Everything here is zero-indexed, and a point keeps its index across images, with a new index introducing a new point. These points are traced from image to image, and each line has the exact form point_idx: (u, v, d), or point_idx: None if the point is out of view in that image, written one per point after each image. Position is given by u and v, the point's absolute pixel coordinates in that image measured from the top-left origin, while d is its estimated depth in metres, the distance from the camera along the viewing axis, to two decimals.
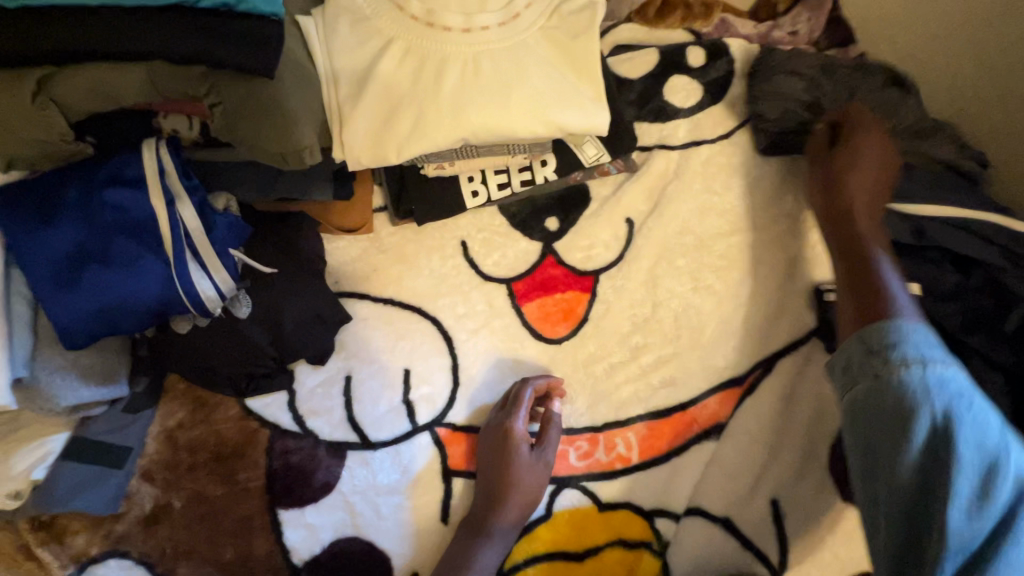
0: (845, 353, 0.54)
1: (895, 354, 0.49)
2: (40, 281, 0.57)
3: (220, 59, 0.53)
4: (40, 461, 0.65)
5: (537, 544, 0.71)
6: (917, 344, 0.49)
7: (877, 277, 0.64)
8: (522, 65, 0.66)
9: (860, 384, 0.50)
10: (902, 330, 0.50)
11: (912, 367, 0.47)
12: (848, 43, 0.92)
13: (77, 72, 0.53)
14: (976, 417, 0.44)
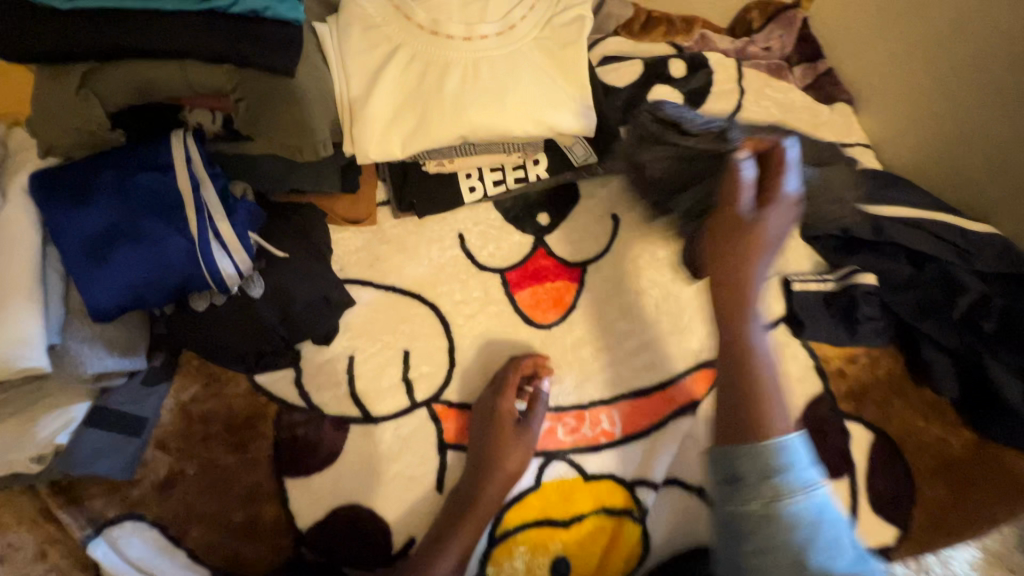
0: (733, 462, 0.53)
1: (784, 481, 0.50)
2: (76, 256, 0.62)
3: (248, 58, 0.60)
4: (63, 427, 0.69)
5: (526, 511, 0.76)
6: (803, 467, 0.51)
7: (758, 392, 0.54)
8: (517, 71, 0.73)
9: (751, 509, 0.51)
10: (793, 454, 0.51)
11: (800, 497, 0.50)
12: (816, 58, 1.02)
13: (120, 69, 0.60)
14: (840, 536, 0.50)
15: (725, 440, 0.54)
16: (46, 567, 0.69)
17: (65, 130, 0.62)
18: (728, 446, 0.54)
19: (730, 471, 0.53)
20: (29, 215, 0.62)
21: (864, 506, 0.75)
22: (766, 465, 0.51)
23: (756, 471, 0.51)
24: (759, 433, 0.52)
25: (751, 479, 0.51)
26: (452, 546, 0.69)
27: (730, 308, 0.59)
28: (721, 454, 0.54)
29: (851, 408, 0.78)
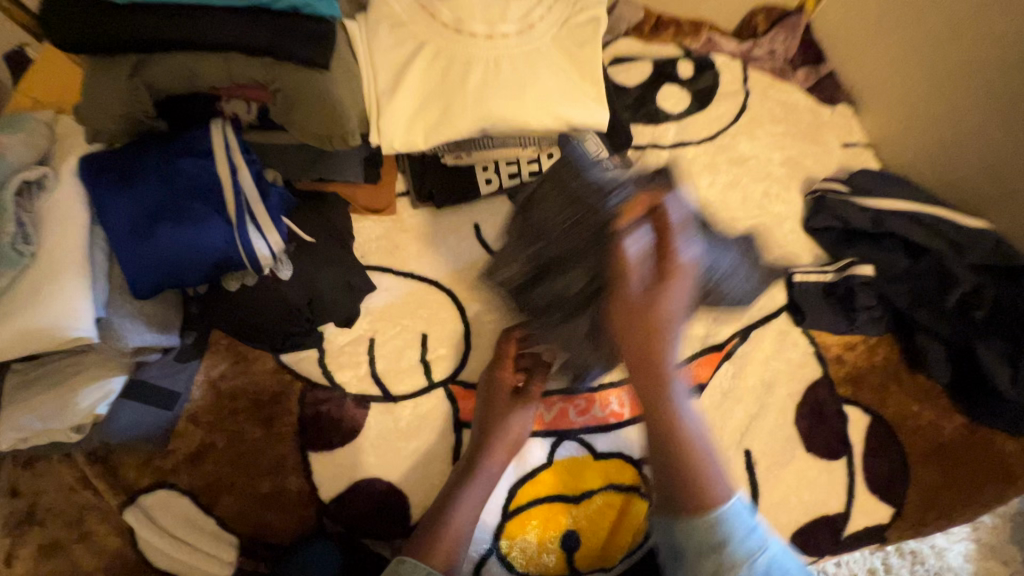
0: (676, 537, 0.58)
1: (732, 554, 0.54)
2: (121, 234, 0.66)
3: (290, 53, 0.65)
4: (102, 399, 0.71)
5: (539, 487, 0.79)
6: (744, 538, 0.55)
7: (695, 464, 0.57)
8: (536, 69, 0.77)
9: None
10: (732, 526, 0.55)
11: (751, 565, 0.54)
12: (818, 62, 1.06)
13: (171, 58, 0.64)
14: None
15: (671, 513, 0.58)
16: (82, 532, 0.73)
17: (112, 116, 0.66)
18: (672, 521, 0.58)
19: (676, 546, 0.58)
20: (76, 193, 0.66)
21: (860, 486, 0.79)
22: (709, 542, 0.55)
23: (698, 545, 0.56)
24: (699, 507, 0.56)
25: (694, 551, 0.56)
26: (458, 513, 0.67)
27: (649, 393, 0.59)
28: (662, 527, 0.59)
29: (849, 392, 0.82)
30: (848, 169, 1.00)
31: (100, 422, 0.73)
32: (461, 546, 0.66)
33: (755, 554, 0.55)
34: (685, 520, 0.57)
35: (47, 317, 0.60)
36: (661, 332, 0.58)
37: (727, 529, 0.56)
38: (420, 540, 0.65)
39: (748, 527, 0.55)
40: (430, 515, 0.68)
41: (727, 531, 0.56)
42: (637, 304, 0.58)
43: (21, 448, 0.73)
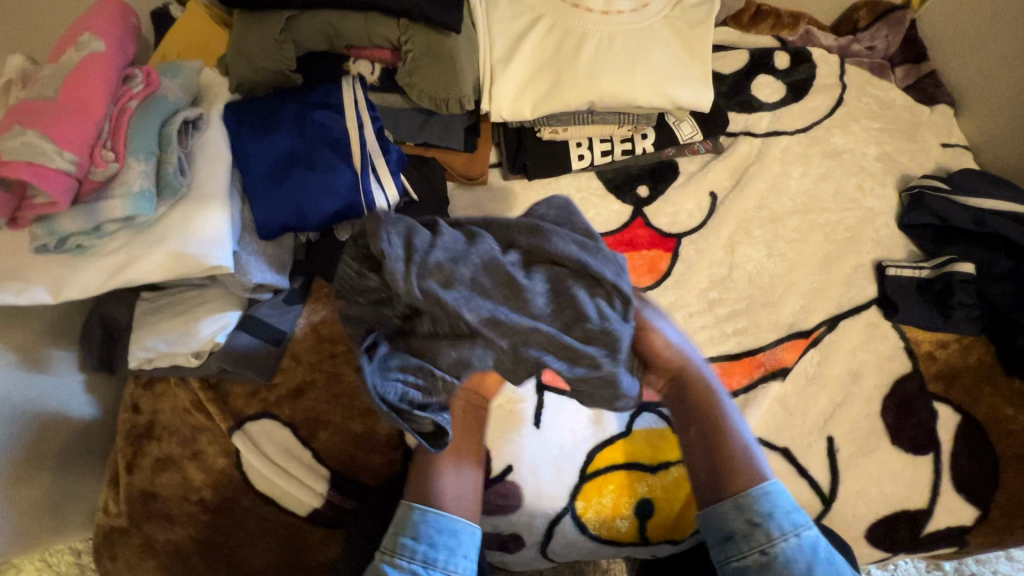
0: (723, 520, 0.65)
1: (773, 527, 0.62)
2: (258, 176, 0.73)
3: (431, 16, 0.72)
4: (221, 329, 0.76)
5: (617, 454, 0.80)
6: (785, 512, 0.64)
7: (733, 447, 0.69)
8: (646, 45, 0.82)
9: (750, 557, 0.62)
10: (773, 502, 0.64)
11: (789, 537, 0.62)
12: (921, 60, 1.04)
13: (314, 17, 0.73)
14: (812, 531, 0.63)
15: (716, 501, 0.66)
16: (195, 450, 0.79)
17: (256, 69, 0.75)
18: (718, 506, 0.66)
19: (722, 531, 0.65)
20: (222, 138, 0.72)
21: (946, 485, 0.78)
22: (752, 517, 0.63)
23: (745, 522, 0.64)
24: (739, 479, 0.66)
25: (742, 531, 0.63)
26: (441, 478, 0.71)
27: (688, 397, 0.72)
28: (709, 518, 0.66)
29: (940, 389, 0.81)
30: (946, 168, 0.97)
31: (216, 351, 0.78)
32: (462, 492, 0.71)
33: (797, 529, 0.63)
34: (732, 498, 0.65)
35: (195, 244, 0.65)
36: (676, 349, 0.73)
37: (769, 506, 0.64)
38: (419, 489, 0.70)
39: (788, 500, 0.65)
40: (421, 475, 0.71)
41: (769, 508, 0.64)
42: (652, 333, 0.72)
43: (144, 368, 0.80)
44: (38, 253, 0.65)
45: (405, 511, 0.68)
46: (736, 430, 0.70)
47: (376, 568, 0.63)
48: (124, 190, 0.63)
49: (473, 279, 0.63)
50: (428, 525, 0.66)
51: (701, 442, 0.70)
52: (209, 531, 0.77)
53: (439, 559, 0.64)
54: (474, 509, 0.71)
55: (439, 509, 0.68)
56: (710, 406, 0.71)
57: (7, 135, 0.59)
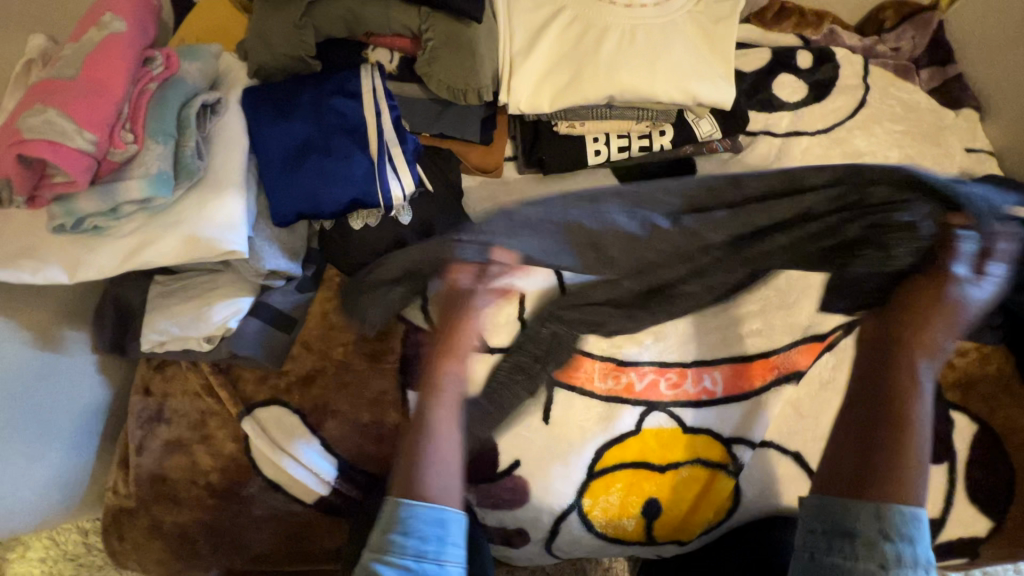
0: (849, 515, 0.53)
1: (904, 548, 0.50)
2: (274, 162, 0.73)
3: (453, 6, 0.72)
4: (233, 314, 0.76)
5: (626, 453, 0.79)
6: (921, 549, 0.51)
7: (913, 456, 0.54)
8: (669, 39, 0.81)
9: (859, 565, 0.51)
10: (914, 527, 0.51)
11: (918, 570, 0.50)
12: (947, 63, 1.03)
13: (336, 5, 0.73)
14: None
15: (839, 489, 0.54)
16: (204, 434, 0.79)
17: (275, 54, 0.74)
18: (849, 500, 0.53)
19: (841, 525, 0.53)
20: (240, 123, 0.72)
21: (960, 494, 0.76)
22: (888, 529, 0.51)
23: (877, 531, 0.51)
24: (883, 490, 0.53)
25: (868, 537, 0.51)
26: (429, 456, 0.60)
27: (898, 363, 0.59)
28: (832, 509, 0.54)
29: (958, 397, 0.80)
30: (970, 174, 0.95)
31: (227, 337, 0.77)
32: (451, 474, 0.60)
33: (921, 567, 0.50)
34: (874, 500, 0.52)
35: (210, 228, 0.65)
36: (932, 330, 0.59)
37: (910, 528, 0.51)
38: (409, 486, 0.58)
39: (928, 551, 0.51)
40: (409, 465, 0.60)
41: (908, 531, 0.51)
42: (930, 290, 0.60)
43: (155, 352, 0.80)
44: (55, 233, 0.65)
45: (391, 505, 0.58)
46: (922, 440, 0.55)
47: (365, 568, 0.55)
48: (143, 171, 0.63)
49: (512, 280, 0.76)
50: (420, 518, 0.56)
51: (869, 418, 0.56)
52: (218, 514, 0.77)
53: (431, 552, 0.55)
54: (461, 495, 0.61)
55: (428, 499, 0.58)
56: (907, 392, 0.57)
57: (28, 112, 0.59)
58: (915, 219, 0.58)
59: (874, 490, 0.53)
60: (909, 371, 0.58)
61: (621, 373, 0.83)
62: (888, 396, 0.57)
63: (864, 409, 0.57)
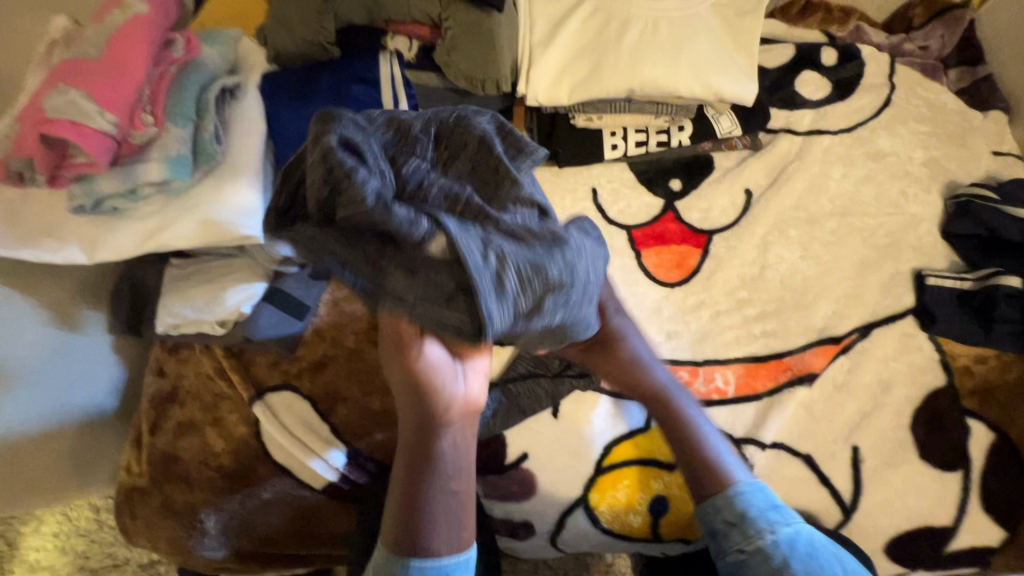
0: (709, 521, 0.67)
1: (751, 526, 0.64)
2: (292, 148, 0.73)
3: None
4: (247, 299, 0.77)
5: (634, 449, 0.79)
6: (761, 508, 0.65)
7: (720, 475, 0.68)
8: (693, 33, 0.80)
9: (728, 555, 0.65)
10: (748, 501, 0.66)
11: (765, 535, 0.63)
12: (976, 63, 1.00)
13: None
14: (797, 536, 0.64)
15: (700, 500, 0.68)
16: (216, 417, 0.80)
17: (293, 38, 0.73)
18: (704, 500, 0.68)
19: (713, 530, 0.67)
20: (258, 109, 0.72)
21: (974, 504, 0.75)
22: (728, 517, 0.65)
23: (723, 522, 0.66)
24: (715, 480, 0.68)
25: (723, 529, 0.66)
26: (438, 535, 0.59)
27: (659, 412, 0.73)
28: (709, 511, 0.67)
29: (975, 405, 0.78)
30: (996, 178, 0.93)
31: (241, 321, 0.78)
32: (453, 524, 0.60)
33: (777, 526, 0.64)
34: (711, 496, 0.68)
35: (225, 212, 0.66)
36: (643, 376, 0.74)
37: (744, 504, 0.66)
38: (402, 540, 0.58)
39: (762, 498, 0.66)
40: (403, 516, 0.59)
41: (745, 505, 0.66)
42: (611, 345, 0.73)
43: (170, 334, 0.80)
44: (76, 214, 0.66)
45: (384, 561, 0.58)
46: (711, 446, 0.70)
47: None
48: (162, 153, 0.63)
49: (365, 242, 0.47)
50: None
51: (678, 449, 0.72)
52: (228, 496, 0.78)
53: None
54: (470, 534, 0.61)
55: (428, 555, 0.58)
56: (683, 421, 0.72)
57: (52, 92, 0.59)
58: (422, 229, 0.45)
59: (707, 490, 0.68)
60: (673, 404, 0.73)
61: None
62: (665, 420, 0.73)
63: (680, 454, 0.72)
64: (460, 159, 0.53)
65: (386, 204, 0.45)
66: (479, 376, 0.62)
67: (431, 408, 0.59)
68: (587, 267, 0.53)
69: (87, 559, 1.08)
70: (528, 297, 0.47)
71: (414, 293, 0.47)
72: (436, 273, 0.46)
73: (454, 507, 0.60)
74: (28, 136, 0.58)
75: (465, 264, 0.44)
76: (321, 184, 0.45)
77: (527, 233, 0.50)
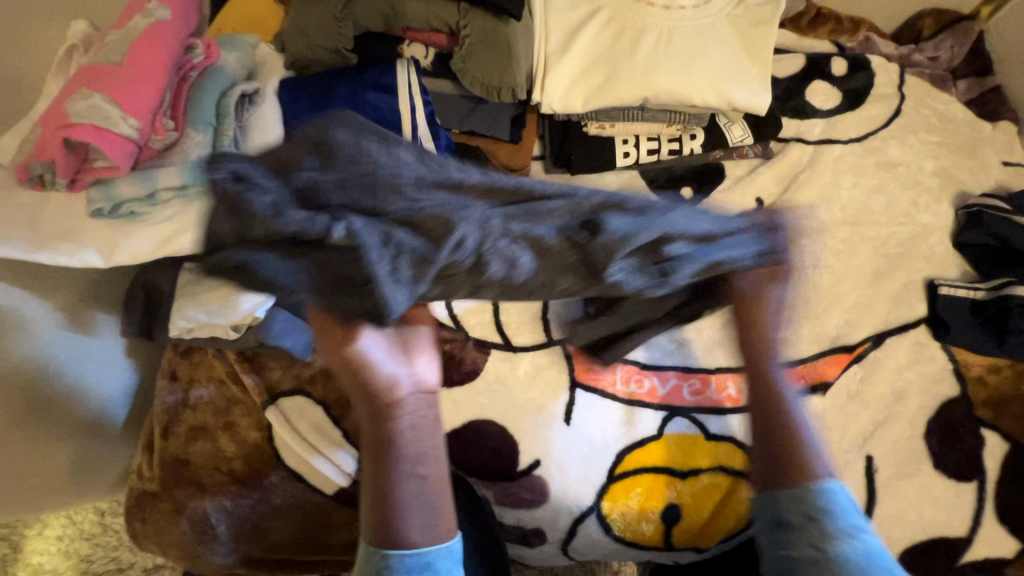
0: (778, 506, 0.52)
1: (828, 523, 0.49)
2: None
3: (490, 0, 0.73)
4: (259, 305, 0.71)
5: (647, 457, 0.79)
6: (843, 512, 0.50)
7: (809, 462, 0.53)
8: (708, 42, 0.80)
9: (793, 552, 0.50)
10: (830, 499, 0.50)
11: (846, 539, 0.49)
12: (985, 75, 1.01)
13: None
14: (872, 549, 0.49)
15: (764, 485, 0.54)
16: (228, 421, 0.80)
17: (312, 45, 0.74)
18: (774, 489, 0.53)
19: (775, 517, 0.52)
20: (277, 115, 0.73)
21: (989, 515, 0.75)
22: (805, 509, 0.50)
23: (798, 514, 0.51)
24: (800, 471, 0.52)
25: (796, 523, 0.51)
26: (409, 528, 0.50)
27: (768, 377, 0.56)
28: (773, 498, 0.53)
29: (989, 416, 0.79)
30: (1006, 188, 0.93)
31: (255, 326, 0.77)
32: (429, 512, 0.51)
33: (859, 534, 0.49)
34: (785, 485, 0.52)
35: None
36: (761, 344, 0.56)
37: (824, 500, 0.51)
38: (380, 533, 0.50)
39: (846, 502, 0.51)
40: (376, 505, 0.51)
41: (825, 502, 0.51)
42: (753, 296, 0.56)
43: (183, 338, 0.80)
44: (94, 217, 0.66)
45: (366, 553, 0.50)
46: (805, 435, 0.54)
47: None
48: (182, 158, 0.64)
49: (270, 235, 0.47)
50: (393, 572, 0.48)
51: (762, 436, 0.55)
52: (238, 501, 0.78)
53: None
54: (452, 517, 0.53)
55: (409, 544, 0.49)
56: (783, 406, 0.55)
57: (75, 97, 0.60)
58: (326, 224, 0.46)
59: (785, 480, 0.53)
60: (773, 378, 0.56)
61: (643, 377, 0.82)
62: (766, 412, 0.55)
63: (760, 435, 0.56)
64: (342, 147, 0.49)
65: (282, 209, 0.47)
66: (424, 361, 0.56)
67: (376, 394, 0.53)
68: (512, 232, 0.50)
69: (91, 563, 1.07)
70: (423, 277, 0.47)
71: (329, 282, 0.46)
72: (345, 263, 0.46)
73: (424, 495, 0.51)
74: (51, 140, 0.60)
75: (362, 252, 0.45)
76: (223, 211, 0.48)
77: (427, 220, 0.48)
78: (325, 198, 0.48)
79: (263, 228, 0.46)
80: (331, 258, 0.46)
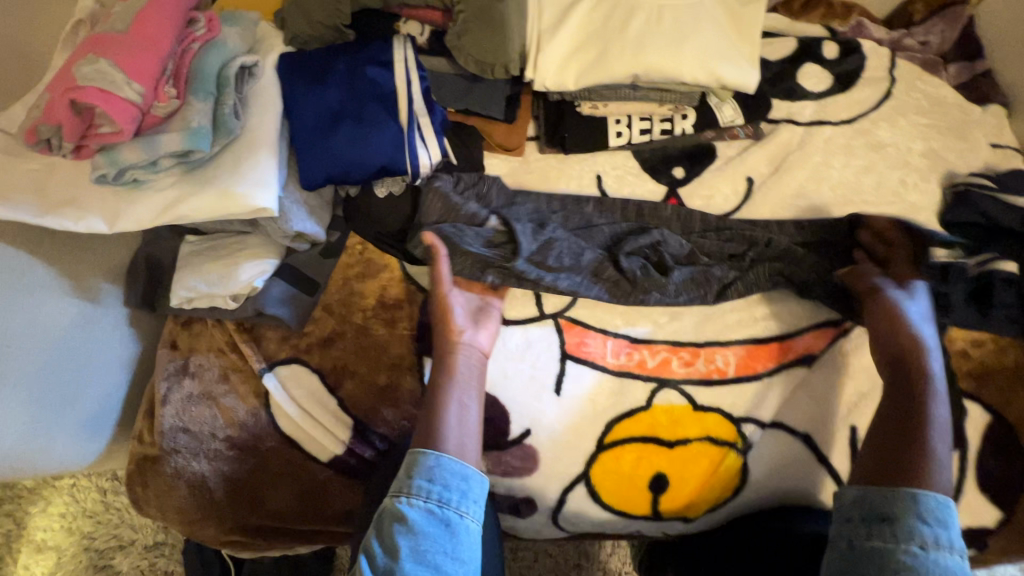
0: (888, 502, 0.63)
1: (941, 535, 0.60)
2: (307, 127, 0.76)
3: None
4: (260, 274, 0.80)
5: (637, 427, 0.80)
6: (956, 532, 0.61)
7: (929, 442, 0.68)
8: (697, 21, 0.82)
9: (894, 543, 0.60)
10: (948, 511, 0.62)
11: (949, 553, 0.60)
12: (975, 59, 1.02)
13: None
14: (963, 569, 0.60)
15: (871, 480, 0.66)
16: (227, 389, 0.82)
17: (312, 23, 0.77)
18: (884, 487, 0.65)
19: (879, 511, 0.63)
20: (275, 88, 0.75)
21: (971, 485, 0.77)
22: (922, 514, 0.61)
23: (914, 514, 0.61)
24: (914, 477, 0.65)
25: (902, 519, 0.61)
26: (450, 437, 0.68)
27: (902, 376, 0.74)
28: (873, 496, 0.64)
29: (972, 386, 0.80)
30: (994, 169, 0.94)
31: (253, 296, 0.80)
32: (468, 438, 0.70)
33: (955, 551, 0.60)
34: (908, 487, 0.64)
35: (243, 184, 0.68)
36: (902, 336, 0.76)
37: (942, 512, 0.62)
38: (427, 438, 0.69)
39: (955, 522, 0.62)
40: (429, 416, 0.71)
41: (942, 515, 0.62)
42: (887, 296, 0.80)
43: (184, 309, 0.83)
44: (98, 183, 0.68)
45: (415, 454, 0.67)
46: (931, 416, 0.70)
47: (391, 511, 0.63)
48: (184, 125, 0.66)
49: (453, 208, 0.82)
50: (443, 468, 0.65)
51: (896, 417, 0.71)
52: (239, 467, 0.80)
53: (453, 501, 0.64)
54: (476, 454, 0.70)
55: (449, 454, 0.67)
56: (919, 399, 0.71)
57: (81, 62, 0.62)
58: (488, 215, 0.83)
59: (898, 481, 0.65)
60: (924, 382, 0.72)
61: (634, 350, 0.83)
62: (902, 394, 0.72)
63: (901, 412, 0.71)
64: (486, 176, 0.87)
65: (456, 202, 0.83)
66: (488, 329, 0.80)
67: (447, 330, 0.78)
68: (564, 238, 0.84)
69: (93, 539, 1.09)
70: (535, 247, 0.82)
71: (480, 241, 0.82)
72: (491, 235, 0.82)
73: (468, 415, 0.72)
74: (59, 104, 0.61)
75: (515, 233, 0.82)
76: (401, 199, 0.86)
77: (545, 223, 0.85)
78: (487, 191, 0.86)
79: (446, 206, 0.82)
80: (478, 234, 0.82)
